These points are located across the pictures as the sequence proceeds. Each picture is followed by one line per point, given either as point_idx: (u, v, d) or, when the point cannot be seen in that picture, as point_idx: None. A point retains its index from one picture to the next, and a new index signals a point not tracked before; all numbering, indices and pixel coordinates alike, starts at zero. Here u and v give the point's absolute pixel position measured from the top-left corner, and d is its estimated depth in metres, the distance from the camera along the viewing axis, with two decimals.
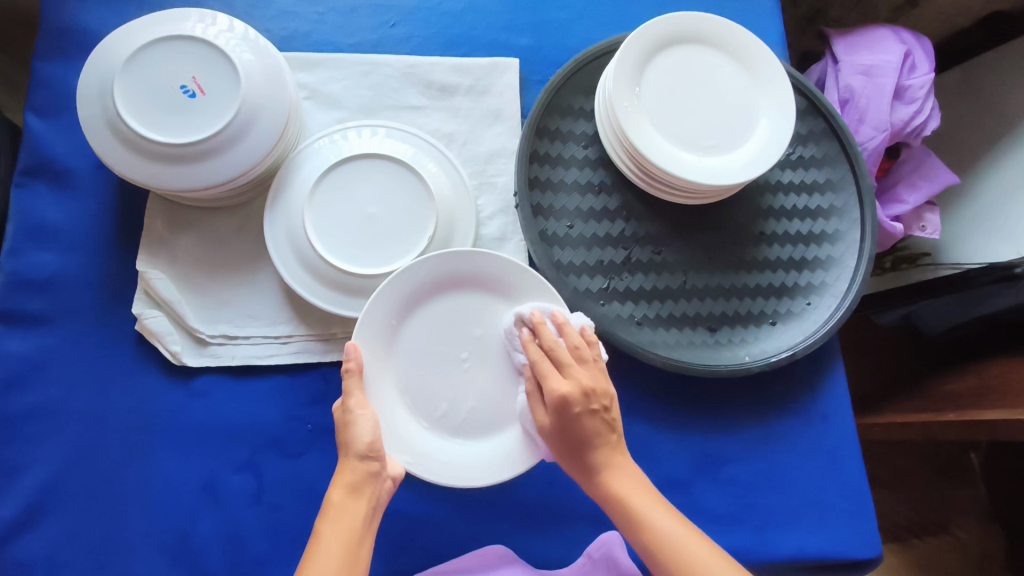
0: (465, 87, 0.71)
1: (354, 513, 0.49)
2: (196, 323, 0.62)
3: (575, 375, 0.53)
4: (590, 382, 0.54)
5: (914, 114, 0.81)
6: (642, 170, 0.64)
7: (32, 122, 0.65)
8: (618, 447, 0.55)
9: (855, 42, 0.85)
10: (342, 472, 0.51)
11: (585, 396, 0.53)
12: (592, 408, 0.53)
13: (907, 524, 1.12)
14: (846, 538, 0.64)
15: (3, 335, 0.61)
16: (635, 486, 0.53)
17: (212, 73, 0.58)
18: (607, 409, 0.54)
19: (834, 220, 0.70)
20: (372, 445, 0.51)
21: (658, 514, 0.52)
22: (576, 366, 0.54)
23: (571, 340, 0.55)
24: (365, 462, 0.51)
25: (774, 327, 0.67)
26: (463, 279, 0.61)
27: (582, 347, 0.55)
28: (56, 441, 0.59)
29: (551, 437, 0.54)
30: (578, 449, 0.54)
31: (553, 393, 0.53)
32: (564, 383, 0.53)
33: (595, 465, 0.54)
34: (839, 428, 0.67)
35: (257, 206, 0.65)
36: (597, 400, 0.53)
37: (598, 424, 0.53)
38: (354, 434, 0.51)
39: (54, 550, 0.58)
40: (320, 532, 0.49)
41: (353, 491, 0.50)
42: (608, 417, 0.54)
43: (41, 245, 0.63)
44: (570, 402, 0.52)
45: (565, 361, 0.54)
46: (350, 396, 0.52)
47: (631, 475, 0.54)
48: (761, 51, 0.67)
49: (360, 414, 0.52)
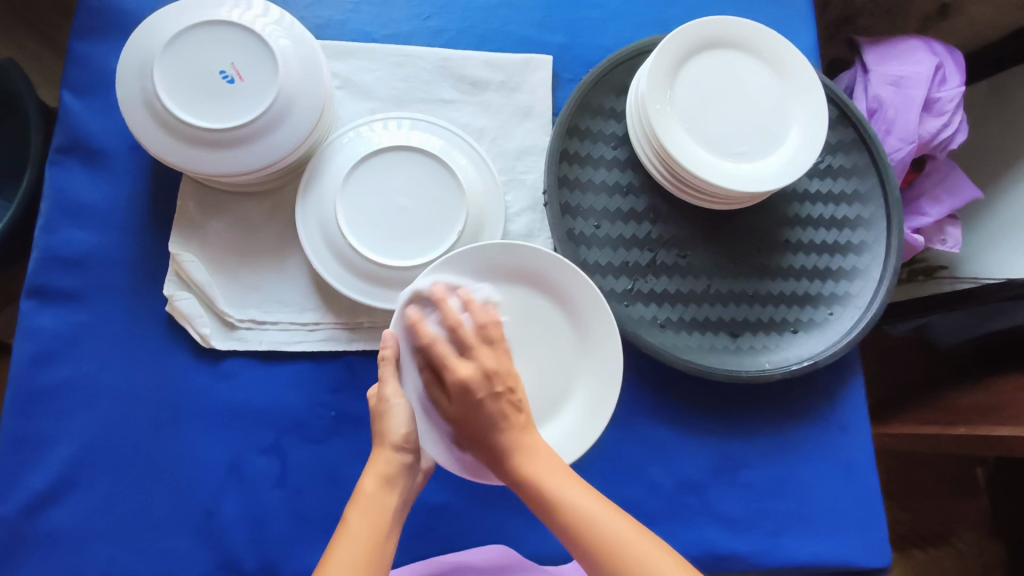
0: (497, 83, 0.71)
1: (383, 504, 0.48)
2: (226, 307, 0.63)
3: (479, 356, 0.47)
4: (495, 364, 0.47)
5: (942, 127, 0.81)
6: (672, 175, 0.64)
7: (68, 101, 0.65)
8: (528, 429, 0.47)
9: (885, 52, 0.84)
10: (375, 462, 0.50)
11: (486, 379, 0.46)
12: (495, 392, 0.46)
13: (910, 535, 1.12)
14: (857, 546, 0.65)
15: (36, 310, 0.62)
16: (550, 465, 0.46)
17: (251, 59, 0.59)
18: (516, 393, 0.47)
19: (860, 231, 0.70)
20: (407, 437, 0.51)
21: (571, 492, 0.44)
22: (480, 348, 0.47)
23: (477, 316, 0.49)
24: (399, 454, 0.51)
25: (796, 335, 0.67)
26: (515, 275, 0.59)
27: (488, 326, 0.48)
28: (85, 416, 0.60)
29: (457, 425, 0.49)
30: (479, 437, 0.47)
31: (455, 379, 0.47)
32: (466, 367, 0.47)
33: (499, 448, 0.46)
34: (856, 436, 0.68)
35: (289, 192, 0.65)
36: (502, 383, 0.47)
37: (503, 410, 0.46)
38: (389, 425, 0.51)
39: (80, 523, 0.59)
40: (349, 519, 0.47)
41: (386, 482, 0.49)
42: (514, 400, 0.47)
43: (75, 222, 0.64)
44: (470, 389, 0.46)
45: (468, 342, 0.48)
46: (385, 384, 0.52)
47: (543, 456, 0.46)
48: (796, 58, 0.66)
49: (395, 404, 0.51)
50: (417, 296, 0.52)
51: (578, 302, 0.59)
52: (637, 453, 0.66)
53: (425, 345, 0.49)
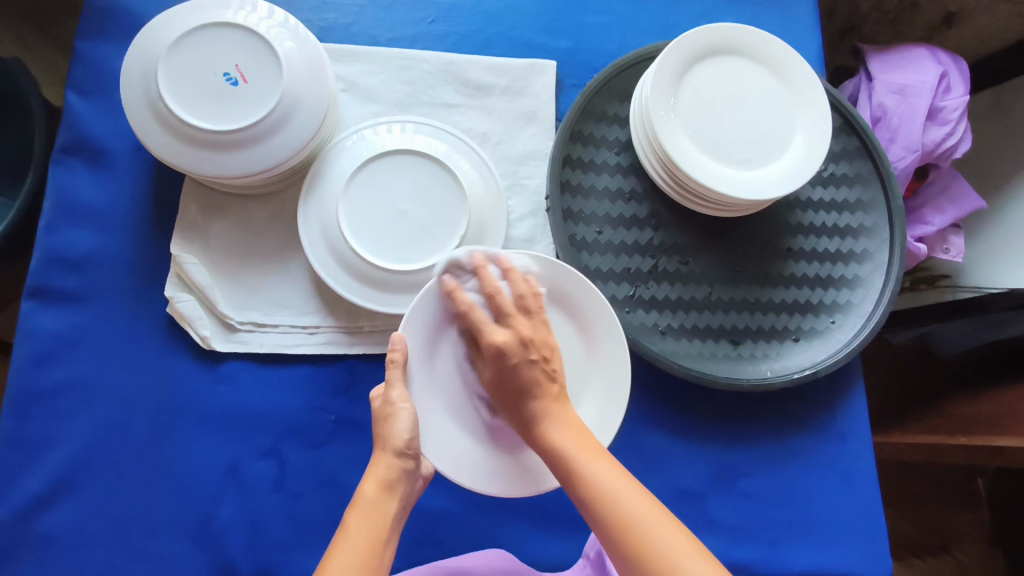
0: (501, 88, 0.71)
1: (384, 511, 0.48)
2: (226, 309, 0.62)
3: (514, 324, 0.51)
4: (530, 332, 0.51)
5: (946, 135, 0.81)
6: (675, 181, 0.64)
7: (72, 101, 0.65)
8: (560, 400, 0.50)
9: (890, 60, 0.84)
10: (376, 467, 0.50)
11: (521, 345, 0.50)
12: (531, 358, 0.49)
13: (909, 545, 1.12)
14: (855, 557, 0.65)
15: (37, 310, 0.62)
16: (576, 438, 0.47)
17: (256, 61, 0.59)
18: (551, 361, 0.50)
19: (862, 240, 0.70)
20: (410, 443, 0.51)
21: (601, 471, 0.45)
22: (516, 316, 0.51)
23: (515, 288, 0.53)
24: (402, 459, 0.51)
25: (797, 344, 0.67)
26: None
27: (526, 297, 0.52)
28: (84, 417, 0.60)
29: (490, 390, 0.52)
30: (513, 404, 0.50)
31: (490, 343, 0.50)
32: (501, 333, 0.51)
33: (529, 415, 0.49)
34: (857, 447, 0.67)
35: (291, 194, 0.65)
36: (536, 350, 0.50)
37: (536, 376, 0.49)
38: (392, 429, 0.51)
39: (78, 524, 0.59)
40: (348, 523, 0.47)
41: (386, 488, 0.49)
42: (549, 368, 0.50)
43: (76, 223, 0.64)
44: (506, 352, 0.50)
45: (506, 310, 0.51)
46: (393, 386, 0.53)
47: (573, 430, 0.48)
48: (800, 66, 0.66)
49: (400, 408, 0.52)
50: (456, 264, 0.55)
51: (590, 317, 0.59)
52: (637, 461, 0.65)
53: (463, 311, 0.53)
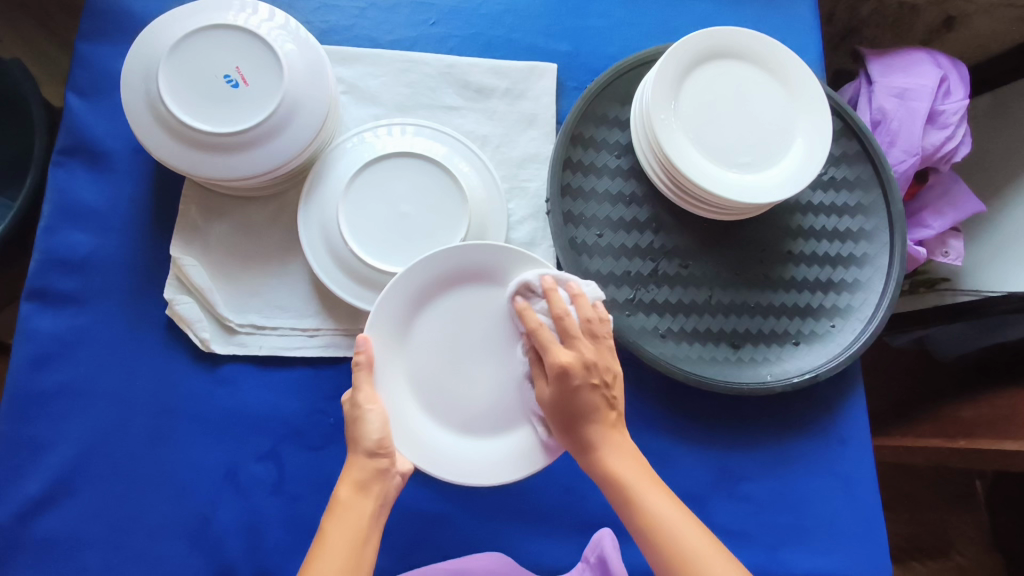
0: (502, 91, 0.71)
1: (360, 512, 0.48)
2: (226, 311, 0.62)
3: (579, 346, 0.52)
4: (594, 356, 0.53)
5: (946, 139, 0.81)
6: (675, 185, 0.64)
7: (72, 102, 0.65)
8: (616, 425, 0.54)
9: (890, 64, 0.84)
10: (350, 469, 0.50)
11: (585, 369, 0.52)
12: (593, 384, 0.52)
13: (909, 548, 1.12)
14: (856, 562, 0.64)
15: (36, 313, 0.61)
16: (632, 466, 0.52)
17: (256, 64, 0.59)
18: (609, 387, 0.53)
19: (863, 244, 0.70)
20: (382, 442, 0.51)
21: (657, 500, 0.50)
22: (582, 340, 0.53)
23: (583, 312, 0.54)
24: (374, 459, 0.51)
25: (798, 348, 0.67)
26: (484, 275, 0.59)
27: (594, 321, 0.53)
28: (83, 419, 0.60)
29: (548, 406, 0.53)
30: (570, 423, 0.53)
31: (555, 363, 0.52)
32: (567, 354, 0.52)
33: (587, 436, 0.53)
34: (857, 451, 0.67)
35: (291, 197, 0.65)
36: (597, 375, 0.52)
37: (596, 400, 0.52)
38: (362, 430, 0.51)
39: (76, 527, 0.59)
40: (326, 530, 0.47)
41: (361, 488, 0.49)
42: (608, 394, 0.53)
43: (76, 225, 0.64)
44: (569, 373, 0.51)
45: (573, 333, 0.53)
46: (359, 390, 0.52)
47: (628, 457, 0.52)
48: (801, 70, 0.66)
49: (368, 409, 0.51)
50: (526, 287, 0.56)
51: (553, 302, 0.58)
52: None
53: (531, 329, 0.54)
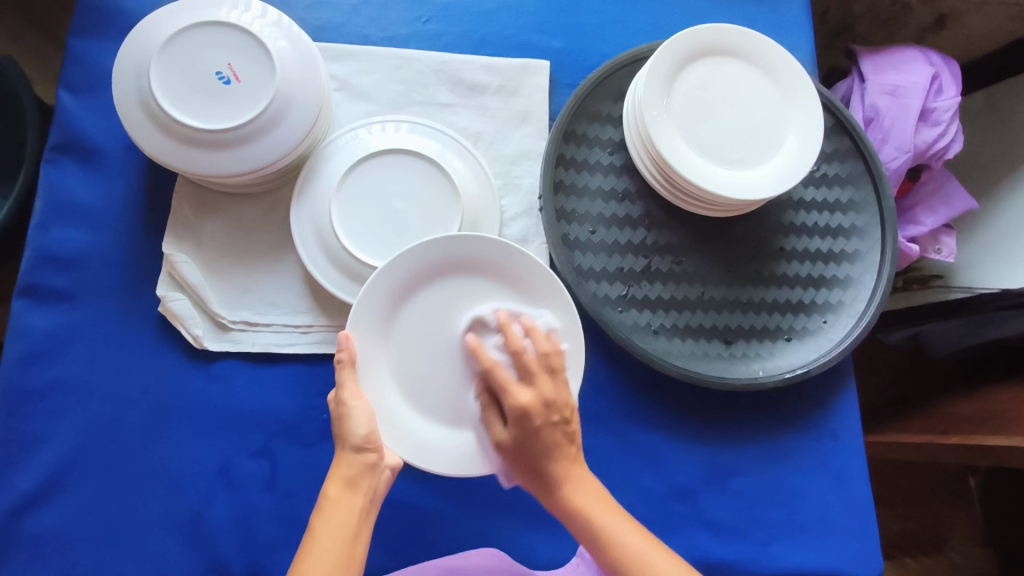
0: (495, 88, 0.71)
1: (349, 508, 0.48)
2: (219, 308, 0.62)
3: (539, 384, 0.51)
4: (554, 394, 0.51)
5: (938, 136, 0.81)
6: (668, 181, 0.64)
7: (64, 99, 0.65)
8: (577, 461, 0.53)
9: (883, 62, 0.84)
10: (339, 466, 0.50)
11: (546, 407, 0.51)
12: (551, 420, 0.51)
13: (902, 543, 1.12)
14: (848, 556, 0.65)
15: (28, 309, 0.61)
16: (596, 500, 0.52)
17: (249, 60, 0.59)
18: (569, 421, 0.52)
19: (854, 240, 0.70)
20: (369, 437, 0.51)
21: (624, 532, 0.50)
22: (541, 376, 0.52)
23: (540, 345, 0.52)
24: (362, 455, 0.51)
25: (789, 343, 0.67)
26: (468, 266, 0.60)
27: (552, 354, 0.52)
28: (75, 415, 0.60)
29: (509, 453, 0.52)
30: (534, 466, 0.52)
31: (514, 405, 0.50)
32: (524, 393, 0.51)
33: (552, 477, 0.52)
34: (848, 446, 0.68)
35: (284, 193, 0.65)
36: (558, 412, 0.51)
37: (559, 438, 0.51)
38: (349, 427, 0.51)
39: (68, 524, 0.59)
40: (316, 527, 0.47)
41: (350, 485, 0.49)
42: (568, 429, 0.52)
43: (68, 222, 0.64)
44: (529, 415, 0.50)
45: (531, 369, 0.52)
46: (344, 387, 0.52)
47: (591, 490, 0.52)
48: (793, 67, 0.67)
49: (354, 405, 0.51)
50: (480, 321, 0.57)
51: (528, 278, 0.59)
52: (630, 460, 0.66)
53: (486, 369, 0.52)
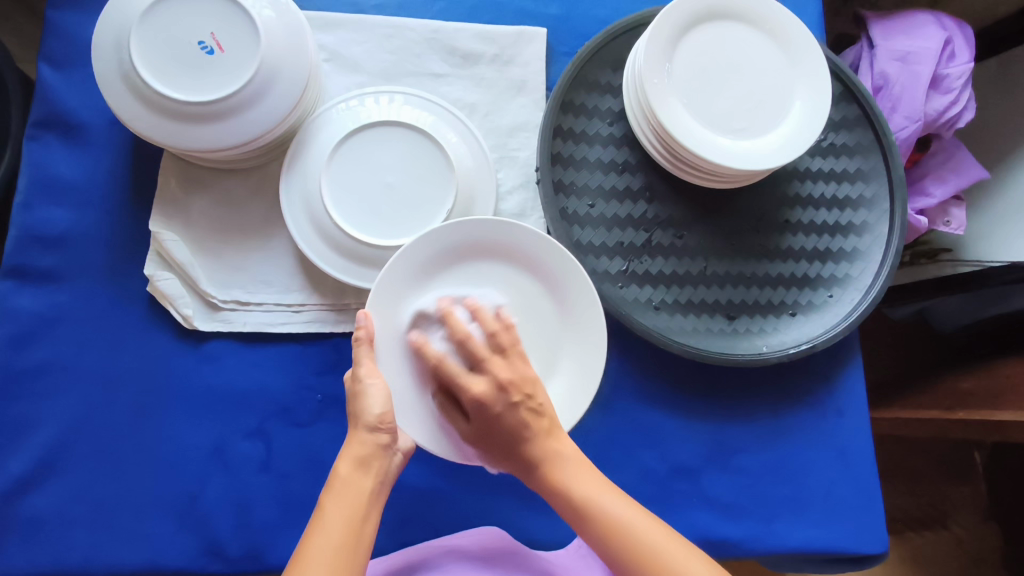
0: (490, 57, 0.69)
1: (360, 488, 0.47)
2: (208, 287, 0.61)
3: (490, 368, 0.49)
4: (508, 375, 0.49)
5: (949, 104, 0.79)
6: (668, 151, 0.62)
7: (44, 73, 0.63)
8: (552, 434, 0.50)
9: (893, 27, 0.81)
10: (350, 444, 0.48)
11: (501, 391, 0.49)
12: (513, 402, 0.49)
13: (904, 518, 1.12)
14: (853, 533, 0.64)
15: (15, 291, 0.60)
16: (578, 470, 0.50)
17: (232, 29, 0.56)
18: (536, 400, 0.50)
19: (862, 211, 0.68)
20: (383, 417, 0.49)
21: (606, 498, 0.49)
22: (492, 360, 0.49)
23: (486, 326, 0.51)
24: (375, 434, 0.49)
25: (794, 318, 0.65)
26: (497, 252, 0.59)
27: (498, 334, 0.50)
28: (67, 397, 0.59)
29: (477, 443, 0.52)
30: (509, 447, 0.50)
31: (470, 396, 0.49)
32: (478, 383, 0.49)
33: (528, 454, 0.50)
34: (853, 422, 0.67)
35: (273, 169, 0.63)
36: (518, 391, 0.49)
37: (521, 418, 0.49)
38: (364, 405, 0.49)
39: (61, 506, 0.58)
40: (325, 505, 0.46)
41: (361, 465, 0.47)
42: (533, 406, 0.49)
43: (54, 201, 0.62)
44: (487, 404, 0.49)
45: (481, 355, 0.49)
46: (360, 364, 0.50)
47: (572, 460, 0.50)
48: (800, 31, 0.64)
49: (369, 383, 0.50)
50: (422, 316, 0.54)
51: (559, 273, 0.58)
52: (630, 439, 0.64)
53: (434, 364, 0.51)
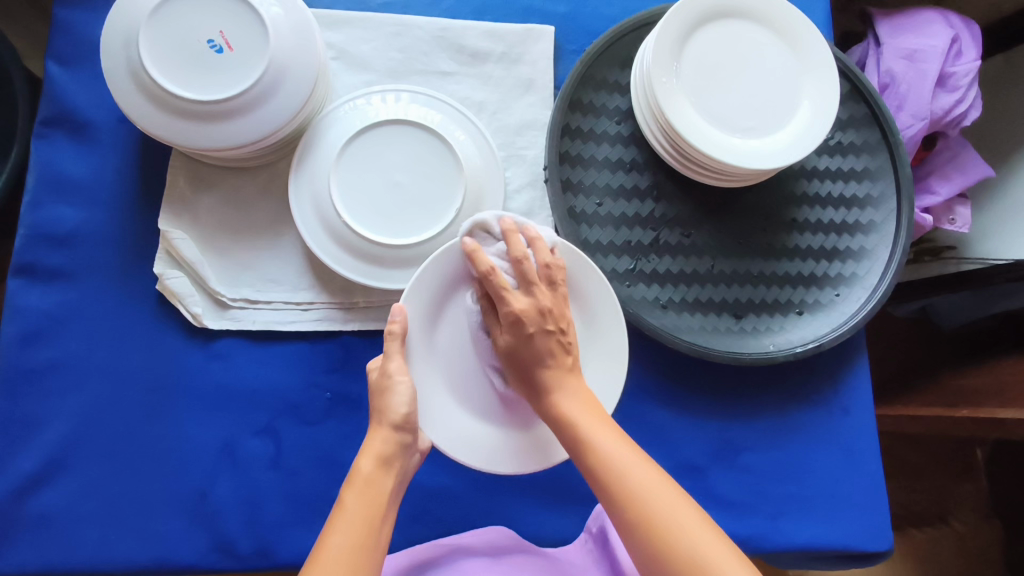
0: (498, 55, 0.69)
1: (381, 485, 0.47)
2: (217, 285, 0.61)
3: (536, 294, 0.50)
4: (550, 304, 0.50)
5: (955, 103, 0.78)
6: (676, 150, 0.62)
7: (53, 71, 0.63)
8: (573, 371, 0.51)
9: (899, 25, 0.81)
10: (371, 441, 0.48)
11: (541, 315, 0.50)
12: (548, 328, 0.50)
13: (905, 514, 1.12)
14: (858, 531, 0.64)
15: (24, 289, 0.60)
16: (583, 408, 0.48)
17: (241, 27, 0.56)
18: (568, 335, 0.51)
19: (869, 210, 0.68)
20: (408, 418, 0.50)
21: (603, 437, 0.46)
22: (541, 287, 0.51)
23: (541, 255, 0.52)
24: (398, 434, 0.49)
25: (801, 317, 0.66)
26: None
27: (552, 267, 0.52)
28: (77, 395, 0.60)
29: (501, 355, 0.51)
30: (523, 368, 0.50)
31: (509, 310, 0.49)
32: (521, 300, 0.50)
33: (541, 379, 0.50)
34: (859, 420, 0.67)
35: (282, 167, 0.63)
36: (555, 322, 0.50)
37: (552, 346, 0.50)
38: (389, 402, 0.49)
39: (72, 503, 0.58)
40: (345, 499, 0.46)
41: (384, 462, 0.47)
42: (563, 340, 0.50)
43: (62, 199, 0.62)
44: (524, 323, 0.49)
45: (532, 280, 0.50)
46: (390, 359, 0.51)
47: (581, 398, 0.49)
48: (809, 30, 0.64)
49: (398, 380, 0.50)
50: (481, 226, 0.54)
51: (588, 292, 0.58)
52: (637, 437, 0.65)
53: (482, 274, 0.50)
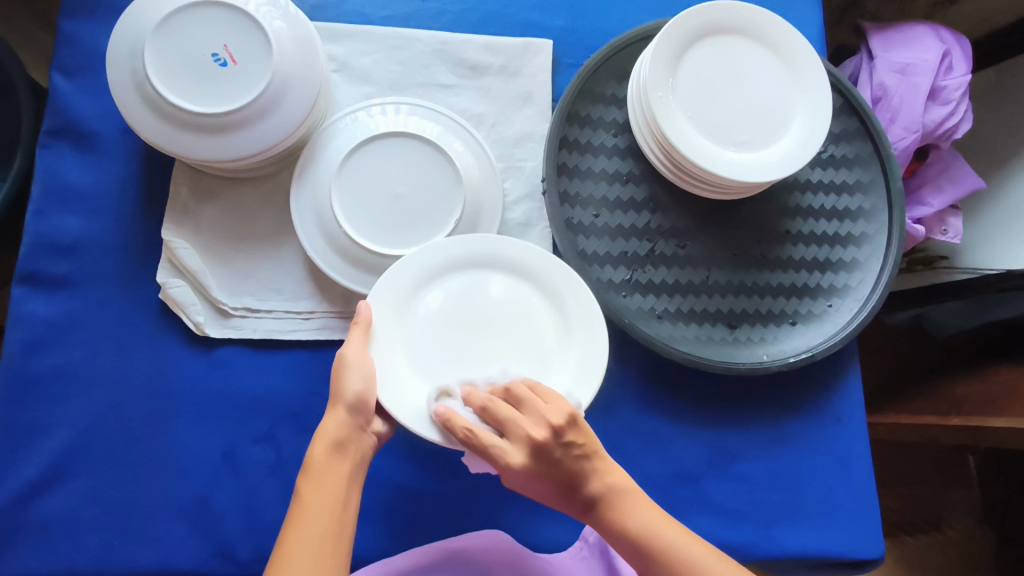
0: (497, 68, 0.70)
1: (338, 473, 0.50)
2: (219, 294, 0.62)
3: (516, 431, 0.50)
4: (538, 430, 0.49)
5: (947, 116, 0.80)
6: (672, 163, 0.63)
7: (58, 82, 0.64)
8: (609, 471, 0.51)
9: (892, 39, 0.83)
10: (325, 428, 0.51)
11: (540, 450, 0.49)
12: (557, 455, 0.49)
13: (898, 521, 1.14)
14: (851, 539, 0.65)
15: (28, 297, 0.61)
16: (650, 512, 0.50)
17: (245, 41, 0.57)
18: (585, 446, 0.50)
19: (861, 222, 0.69)
20: (360, 394, 0.52)
21: (669, 534, 0.50)
22: (515, 419, 0.50)
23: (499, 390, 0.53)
24: (352, 416, 0.52)
25: (794, 328, 0.67)
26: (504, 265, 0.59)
27: (511, 391, 0.52)
28: (79, 402, 0.60)
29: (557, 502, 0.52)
30: (574, 493, 0.51)
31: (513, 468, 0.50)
32: (513, 452, 0.50)
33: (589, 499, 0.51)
34: (851, 430, 0.68)
35: (283, 178, 0.64)
36: (557, 443, 0.49)
37: (575, 465, 0.50)
38: (343, 384, 0.52)
39: (73, 510, 0.59)
40: (303, 493, 0.49)
41: (337, 448, 0.50)
42: (580, 451, 0.50)
43: (66, 208, 0.63)
44: (532, 467, 0.50)
45: (502, 417, 0.50)
46: (349, 344, 0.53)
47: (640, 497, 0.51)
48: (802, 45, 0.65)
49: (353, 362, 0.52)
50: (446, 391, 0.54)
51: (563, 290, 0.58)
52: (633, 444, 0.66)
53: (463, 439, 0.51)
